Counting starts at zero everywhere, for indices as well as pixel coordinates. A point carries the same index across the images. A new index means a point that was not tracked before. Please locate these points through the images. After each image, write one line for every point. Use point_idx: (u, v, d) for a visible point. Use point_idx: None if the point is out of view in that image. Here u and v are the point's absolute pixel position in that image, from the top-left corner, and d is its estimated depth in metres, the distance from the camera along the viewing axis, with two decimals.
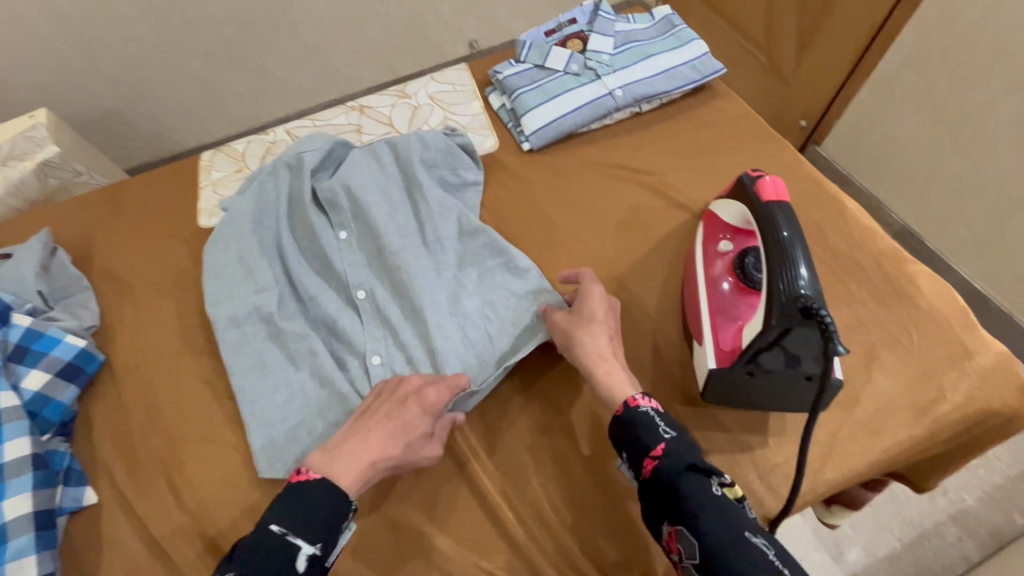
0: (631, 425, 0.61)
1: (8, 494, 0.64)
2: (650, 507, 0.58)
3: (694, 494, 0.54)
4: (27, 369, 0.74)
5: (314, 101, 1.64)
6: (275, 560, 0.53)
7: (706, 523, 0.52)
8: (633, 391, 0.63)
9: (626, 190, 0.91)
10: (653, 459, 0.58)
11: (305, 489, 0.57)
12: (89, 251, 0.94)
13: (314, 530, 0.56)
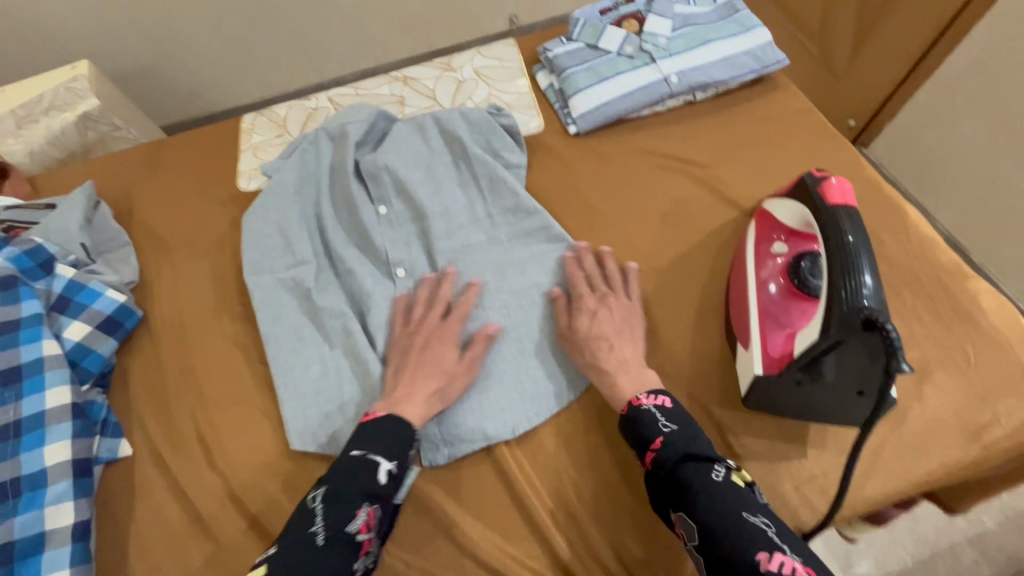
0: (634, 424, 0.63)
1: (47, 441, 0.66)
2: (655, 497, 0.59)
3: (693, 480, 0.56)
4: (69, 321, 0.76)
5: (349, 69, 1.61)
6: (356, 475, 0.59)
7: (705, 507, 0.54)
8: (635, 392, 0.65)
9: (672, 181, 0.88)
10: (653, 452, 0.60)
11: (379, 420, 0.64)
12: (131, 207, 0.95)
13: (391, 447, 0.62)
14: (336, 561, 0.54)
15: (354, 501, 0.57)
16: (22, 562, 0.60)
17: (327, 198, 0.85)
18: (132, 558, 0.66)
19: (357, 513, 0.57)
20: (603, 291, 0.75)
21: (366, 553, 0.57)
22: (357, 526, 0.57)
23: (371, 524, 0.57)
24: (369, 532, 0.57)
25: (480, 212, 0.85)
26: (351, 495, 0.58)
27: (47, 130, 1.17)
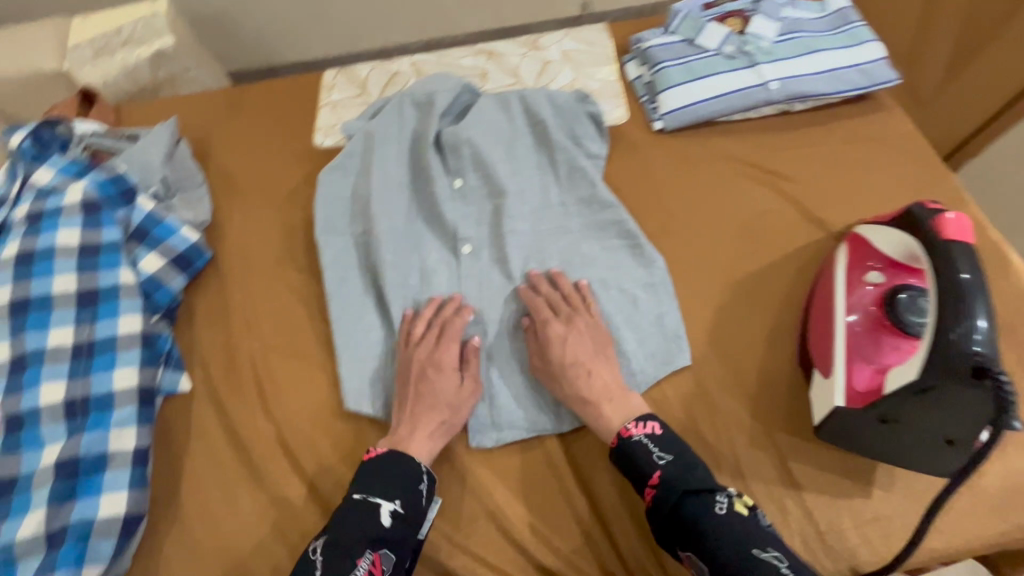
0: (626, 457, 0.63)
1: (117, 365, 0.68)
2: (659, 534, 0.60)
3: (697, 518, 0.57)
4: (145, 252, 0.78)
5: (414, 38, 1.59)
6: (357, 522, 0.60)
7: (714, 545, 0.55)
8: (624, 423, 0.64)
9: (757, 193, 0.84)
10: (652, 488, 0.61)
11: (379, 461, 0.64)
12: (208, 148, 0.96)
13: (392, 488, 0.62)
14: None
15: (355, 551, 0.58)
16: (85, 478, 0.62)
17: (405, 165, 0.85)
18: (182, 493, 0.67)
19: (359, 562, 0.57)
20: (568, 312, 0.73)
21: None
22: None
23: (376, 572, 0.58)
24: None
25: (553, 198, 0.83)
26: (352, 544, 0.58)
27: (123, 63, 1.17)
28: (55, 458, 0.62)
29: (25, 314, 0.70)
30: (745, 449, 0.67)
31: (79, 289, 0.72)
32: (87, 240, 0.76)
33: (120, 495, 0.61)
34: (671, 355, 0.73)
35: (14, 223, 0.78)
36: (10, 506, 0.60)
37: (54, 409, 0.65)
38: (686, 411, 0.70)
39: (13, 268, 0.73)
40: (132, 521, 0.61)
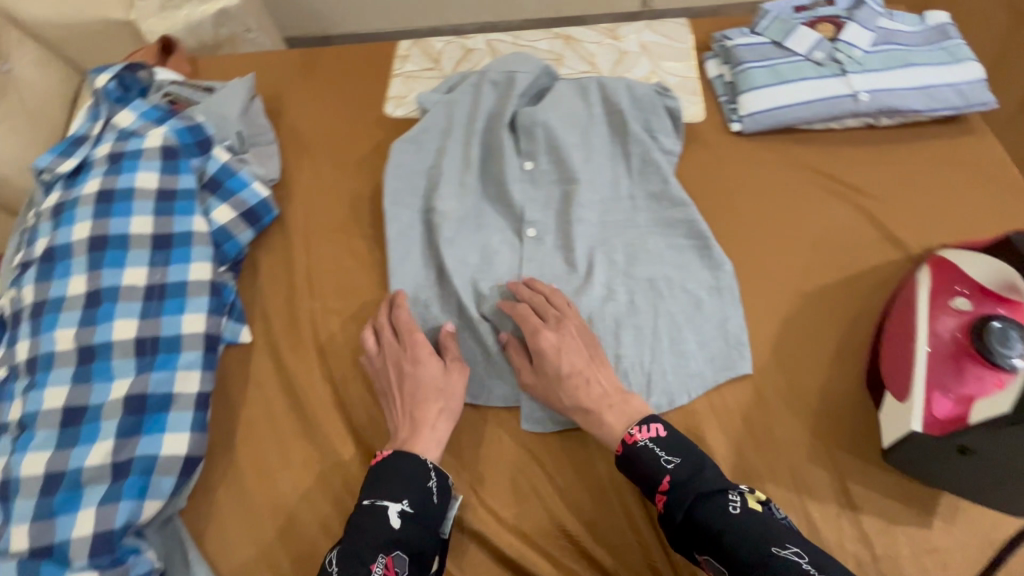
0: (634, 462, 0.60)
1: (186, 310, 0.70)
2: (674, 541, 0.57)
3: (709, 519, 0.54)
4: (217, 203, 0.79)
5: (467, 20, 1.54)
6: (366, 528, 0.57)
7: (730, 546, 0.52)
8: (627, 428, 0.62)
9: (834, 206, 0.82)
10: (662, 494, 0.58)
11: (388, 464, 0.61)
12: (280, 107, 0.96)
13: (400, 488, 0.59)
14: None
15: (367, 557, 0.55)
16: (151, 416, 0.63)
17: (477, 142, 0.84)
18: (237, 443, 0.68)
19: (371, 568, 0.55)
20: (556, 317, 0.70)
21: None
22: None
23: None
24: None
25: (623, 190, 0.82)
26: (364, 551, 0.55)
27: (188, 18, 1.12)
28: (124, 393, 0.64)
29: (102, 250, 0.72)
30: (803, 465, 0.66)
31: (154, 232, 0.74)
32: (164, 185, 0.77)
33: (183, 436, 0.63)
34: (732, 361, 0.72)
35: (95, 161, 0.79)
36: (79, 434, 0.62)
37: (125, 346, 0.66)
38: (743, 419, 0.69)
39: (93, 205, 0.74)
40: (192, 462, 0.63)
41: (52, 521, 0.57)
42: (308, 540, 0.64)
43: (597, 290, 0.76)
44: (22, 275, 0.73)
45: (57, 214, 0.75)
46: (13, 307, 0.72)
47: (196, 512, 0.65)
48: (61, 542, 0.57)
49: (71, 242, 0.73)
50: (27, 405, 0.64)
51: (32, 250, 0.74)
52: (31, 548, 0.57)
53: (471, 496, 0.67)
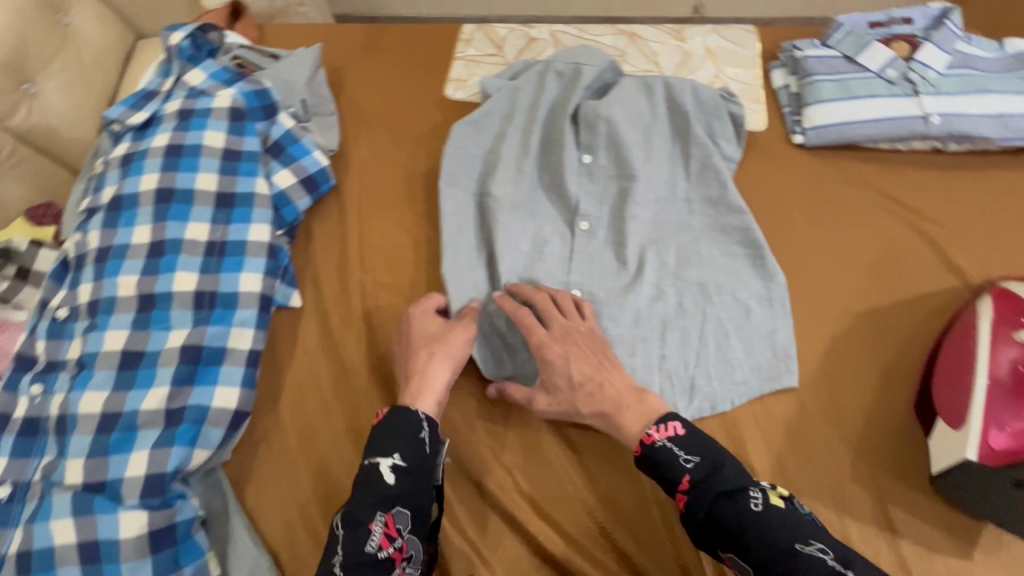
0: (652, 462, 0.58)
1: (244, 269, 0.71)
2: (697, 539, 0.55)
3: (730, 518, 0.52)
4: (279, 167, 0.80)
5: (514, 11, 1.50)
6: (364, 490, 0.55)
7: (752, 544, 0.50)
8: (645, 428, 0.59)
9: (893, 228, 0.80)
10: (683, 494, 0.56)
11: (378, 425, 0.59)
12: (341, 80, 0.97)
13: (393, 444, 0.57)
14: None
15: (365, 518, 0.54)
16: (204, 368, 0.65)
17: (538, 131, 0.84)
18: (282, 403, 0.70)
19: (371, 529, 0.54)
20: (563, 328, 0.68)
21: (404, 557, 0.55)
22: (376, 541, 0.54)
23: (393, 532, 0.55)
24: (392, 542, 0.54)
25: (679, 192, 0.82)
26: (361, 512, 0.54)
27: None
28: (181, 343, 0.66)
29: (167, 203, 0.73)
30: (846, 485, 0.66)
31: (218, 190, 0.75)
32: (230, 144, 0.78)
33: (233, 390, 0.64)
34: (779, 373, 0.71)
35: (165, 116, 0.81)
36: (136, 377, 0.64)
37: (185, 297, 0.68)
38: (785, 433, 0.69)
39: (162, 158, 0.76)
40: (240, 417, 0.64)
41: (106, 458, 0.60)
42: None
43: (646, 289, 0.75)
44: (88, 220, 0.75)
45: (125, 164, 0.77)
46: (77, 250, 0.73)
47: (239, 466, 0.66)
48: (114, 479, 0.59)
49: (138, 192, 0.74)
50: (88, 346, 0.66)
51: (99, 197, 0.77)
52: (85, 482, 0.59)
53: (507, 480, 0.68)
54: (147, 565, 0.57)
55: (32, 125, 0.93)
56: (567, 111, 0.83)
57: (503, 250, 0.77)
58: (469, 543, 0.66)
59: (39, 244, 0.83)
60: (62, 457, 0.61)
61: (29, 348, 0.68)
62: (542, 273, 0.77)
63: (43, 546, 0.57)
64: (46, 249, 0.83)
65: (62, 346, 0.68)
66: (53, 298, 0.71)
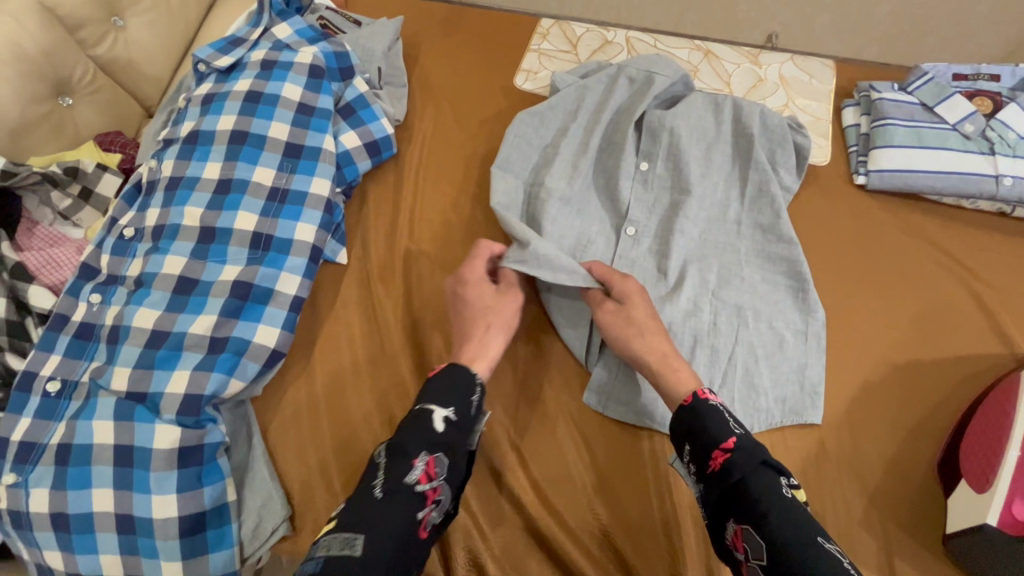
0: (701, 416, 0.57)
1: (301, 219, 0.74)
2: (716, 501, 0.54)
3: (761, 491, 0.51)
4: (347, 128, 0.83)
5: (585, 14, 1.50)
6: (416, 427, 0.56)
7: (774, 522, 0.49)
8: (700, 386, 0.60)
9: (945, 284, 0.79)
10: (723, 452, 0.54)
11: (437, 375, 0.61)
12: (416, 53, 0.99)
13: (448, 396, 0.59)
14: (401, 513, 0.51)
15: (411, 451, 0.55)
16: (251, 304, 0.68)
17: (600, 131, 0.85)
18: (315, 351, 0.72)
19: (414, 463, 0.54)
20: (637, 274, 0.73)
21: (435, 502, 0.54)
22: (416, 475, 0.54)
23: (431, 473, 0.54)
24: (430, 482, 0.54)
25: (728, 214, 0.81)
26: (408, 447, 0.55)
27: None
28: (234, 277, 0.69)
29: (240, 145, 0.77)
30: (854, 530, 0.65)
31: (288, 140, 0.78)
32: (305, 99, 0.81)
33: (275, 330, 0.67)
34: (804, 408, 0.71)
35: (249, 63, 0.84)
36: (188, 303, 0.68)
37: (243, 237, 0.72)
38: (801, 467, 0.68)
39: (241, 102, 0.80)
40: (276, 356, 0.67)
41: (151, 372, 0.63)
42: (361, 460, 0.67)
43: (683, 302, 0.75)
44: (164, 150, 0.80)
45: (206, 103, 0.81)
46: (149, 176, 0.78)
47: (267, 403, 0.69)
48: (155, 393, 0.62)
49: (214, 131, 0.78)
50: (149, 266, 0.70)
51: (177, 130, 0.81)
52: (129, 390, 0.63)
53: (514, 464, 0.69)
54: (173, 477, 0.60)
55: (115, 56, 0.98)
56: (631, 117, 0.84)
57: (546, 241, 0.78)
58: (471, 518, 0.67)
59: (104, 168, 0.88)
60: (110, 364, 0.65)
61: (94, 260, 0.72)
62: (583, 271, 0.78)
63: (82, 442, 0.61)
64: (109, 173, 0.88)
65: (124, 263, 0.72)
66: (122, 217, 0.76)
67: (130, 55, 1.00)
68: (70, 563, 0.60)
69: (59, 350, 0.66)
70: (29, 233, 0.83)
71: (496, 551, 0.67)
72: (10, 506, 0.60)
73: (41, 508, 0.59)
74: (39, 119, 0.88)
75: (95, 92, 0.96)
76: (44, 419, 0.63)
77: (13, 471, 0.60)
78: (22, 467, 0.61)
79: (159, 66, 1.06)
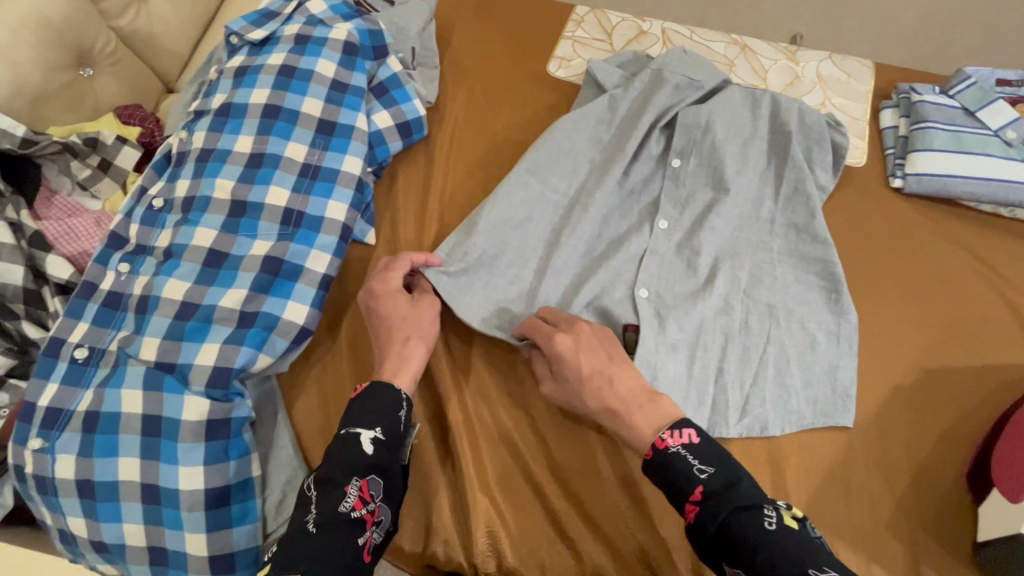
0: (665, 469, 0.56)
1: (333, 197, 0.73)
2: (703, 553, 0.53)
3: (745, 535, 0.50)
4: (380, 108, 0.82)
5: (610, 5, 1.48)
6: (342, 453, 0.56)
7: (762, 567, 0.48)
8: (658, 431, 0.57)
9: (979, 291, 0.78)
10: (695, 504, 0.53)
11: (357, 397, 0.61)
12: (449, 34, 0.98)
13: (371, 417, 0.59)
14: (342, 542, 0.53)
15: (339, 479, 0.55)
16: (281, 281, 0.67)
17: (629, 127, 0.82)
18: (341, 331, 0.72)
19: (347, 490, 0.55)
20: (567, 322, 0.67)
21: (375, 523, 0.56)
22: (350, 502, 0.55)
23: (366, 496, 0.56)
24: (366, 506, 0.56)
25: (761, 211, 0.80)
26: (336, 474, 0.56)
27: None
28: (264, 253, 0.68)
29: (273, 120, 0.76)
30: (879, 535, 0.65)
31: (321, 117, 0.77)
32: (339, 76, 0.80)
33: (303, 308, 0.67)
34: (835, 410, 0.70)
35: (283, 37, 0.83)
36: (218, 275, 0.67)
37: (274, 212, 0.71)
38: (826, 469, 0.68)
39: (275, 76, 0.78)
40: (303, 334, 0.67)
41: (180, 343, 0.63)
42: None
43: (714, 300, 0.74)
44: (195, 122, 0.79)
45: (239, 75, 0.80)
46: (180, 147, 0.77)
47: (292, 381, 0.69)
48: (184, 364, 0.62)
49: (247, 104, 0.77)
50: (179, 237, 0.69)
51: (209, 102, 0.80)
52: (157, 360, 0.62)
53: (535, 454, 0.69)
54: (200, 450, 0.59)
55: (136, 29, 0.99)
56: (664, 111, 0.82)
57: (574, 233, 0.76)
58: (491, 508, 0.67)
59: (124, 140, 0.87)
60: (138, 333, 0.64)
61: (123, 228, 0.71)
62: (611, 264, 0.75)
63: (110, 410, 0.60)
64: (129, 146, 0.87)
65: (153, 233, 0.71)
66: (151, 187, 0.75)
67: (151, 28, 1.01)
68: (93, 531, 0.60)
69: (86, 317, 0.66)
70: (47, 203, 0.83)
71: (515, 535, 0.67)
72: (36, 471, 0.60)
73: (67, 474, 0.59)
74: (62, 87, 0.87)
75: (115, 63, 0.95)
76: (72, 386, 0.63)
77: (40, 436, 0.60)
78: (49, 432, 0.60)
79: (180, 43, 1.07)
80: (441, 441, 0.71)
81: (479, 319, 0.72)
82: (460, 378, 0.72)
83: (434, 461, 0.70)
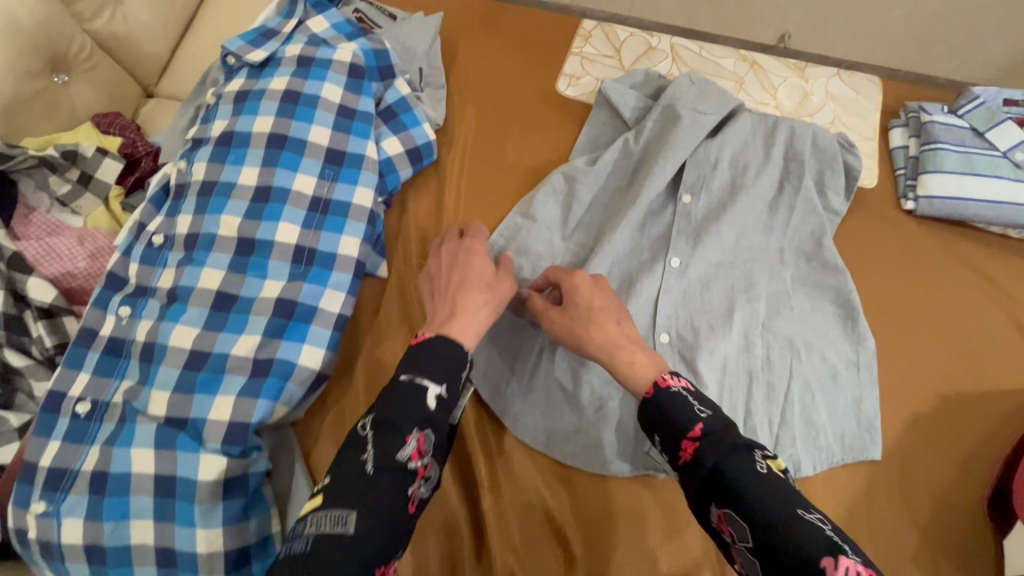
0: (664, 406, 0.50)
1: (345, 231, 0.70)
2: (693, 495, 0.46)
3: (738, 474, 0.44)
4: (389, 133, 0.79)
5: None
6: (403, 401, 0.48)
7: (753, 501, 0.42)
8: (661, 371, 0.53)
9: (990, 312, 0.79)
10: (692, 441, 0.47)
11: (423, 344, 0.53)
12: (453, 50, 0.94)
13: (440, 368, 0.51)
14: (393, 492, 0.44)
15: (402, 425, 0.47)
16: (295, 323, 0.64)
17: (639, 167, 0.81)
18: (357, 372, 0.69)
19: (407, 438, 0.46)
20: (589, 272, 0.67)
21: (424, 478, 0.47)
22: (408, 452, 0.46)
23: (422, 451, 0.47)
24: (423, 458, 0.47)
25: (776, 240, 0.79)
26: (397, 420, 0.47)
27: None
28: (276, 295, 0.65)
29: (279, 150, 0.72)
30: (908, 567, 0.65)
31: (330, 145, 0.74)
32: (346, 101, 0.77)
33: (319, 351, 0.64)
34: (861, 443, 0.70)
35: (283, 59, 0.79)
36: (227, 320, 0.64)
37: (285, 250, 0.68)
38: (850, 503, 0.68)
39: (279, 102, 0.75)
40: (320, 378, 0.64)
41: (192, 395, 0.60)
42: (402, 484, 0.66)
43: (735, 335, 0.73)
44: (194, 151, 0.75)
45: (240, 101, 0.76)
46: (179, 179, 0.73)
47: (307, 428, 0.66)
48: (197, 418, 0.59)
49: (250, 133, 0.73)
50: (183, 279, 0.66)
51: (208, 130, 0.76)
52: (168, 415, 0.59)
53: (559, 494, 0.68)
54: (217, 512, 0.57)
55: (112, 32, 0.93)
56: (681, 148, 0.78)
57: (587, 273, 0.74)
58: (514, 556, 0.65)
59: (104, 152, 0.81)
60: (145, 385, 0.61)
61: (122, 270, 0.67)
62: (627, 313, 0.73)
63: (119, 470, 0.57)
64: (110, 158, 0.81)
65: (154, 274, 0.67)
66: (150, 223, 0.71)
67: (128, 30, 0.95)
68: None
69: (88, 368, 0.63)
70: (25, 220, 0.77)
71: None
72: (40, 536, 0.56)
73: (74, 539, 0.56)
74: (32, 96, 0.82)
75: (91, 68, 0.90)
76: (75, 443, 0.59)
77: (44, 499, 0.57)
78: (53, 494, 0.57)
79: (158, 44, 1.00)
80: (464, 487, 0.69)
81: (499, 382, 0.72)
82: (483, 414, 0.72)
83: (459, 509, 0.68)
